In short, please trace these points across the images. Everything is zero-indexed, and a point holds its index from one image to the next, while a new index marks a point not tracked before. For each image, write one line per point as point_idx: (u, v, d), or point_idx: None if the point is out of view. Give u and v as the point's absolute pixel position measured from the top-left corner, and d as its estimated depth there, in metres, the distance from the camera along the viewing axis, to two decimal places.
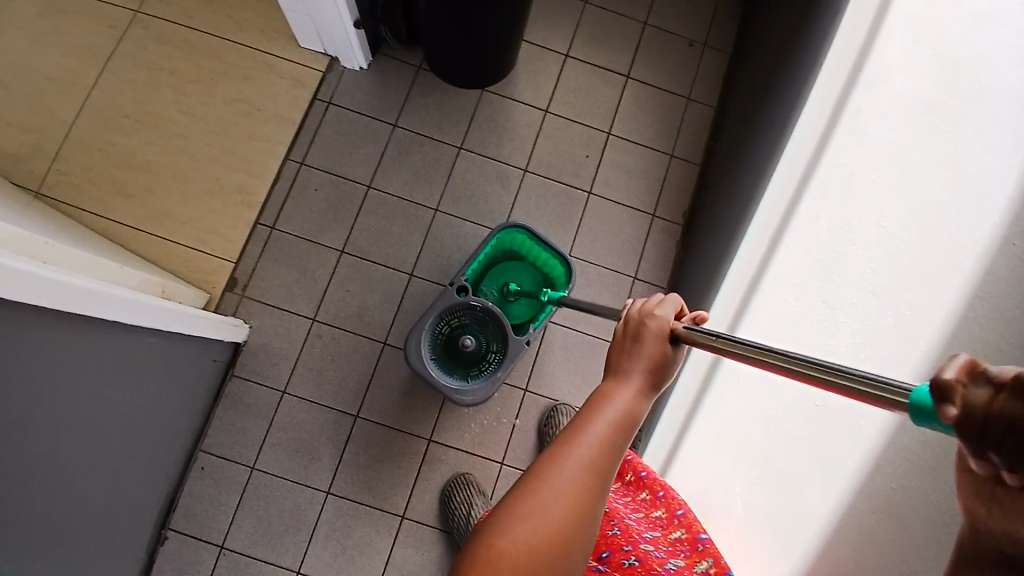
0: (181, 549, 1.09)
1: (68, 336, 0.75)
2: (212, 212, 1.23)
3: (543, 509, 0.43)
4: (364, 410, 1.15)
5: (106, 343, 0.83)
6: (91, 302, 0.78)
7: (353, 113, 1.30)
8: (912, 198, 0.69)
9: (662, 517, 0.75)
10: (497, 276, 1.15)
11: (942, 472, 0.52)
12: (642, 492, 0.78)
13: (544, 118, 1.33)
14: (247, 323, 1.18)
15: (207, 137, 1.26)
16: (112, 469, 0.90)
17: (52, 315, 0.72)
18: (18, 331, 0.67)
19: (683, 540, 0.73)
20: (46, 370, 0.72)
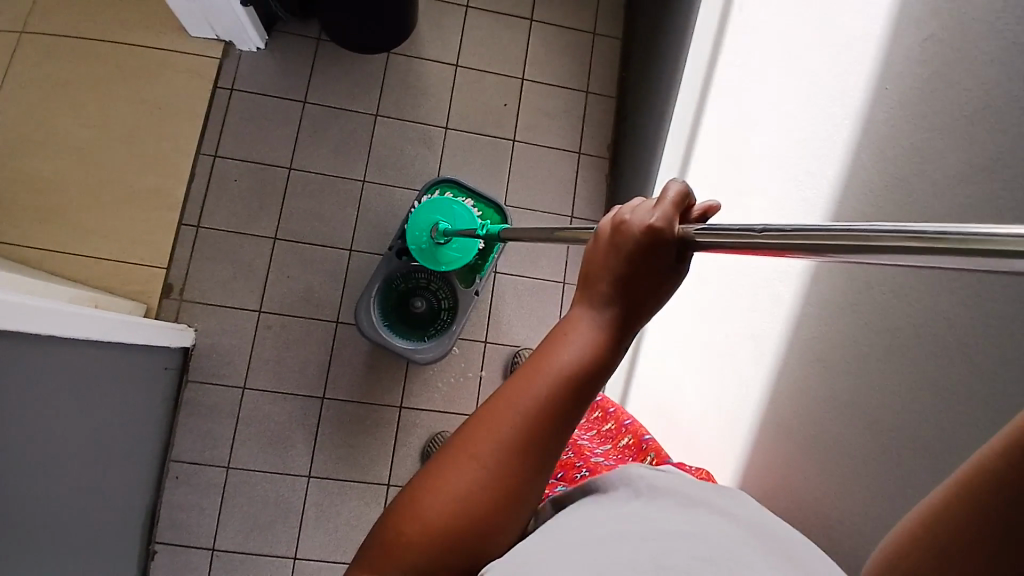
0: (171, 560, 1.08)
1: (8, 359, 0.73)
2: (131, 222, 1.18)
3: (474, 465, 0.44)
4: (330, 390, 1.16)
5: (49, 361, 0.80)
6: (23, 317, 0.76)
7: (259, 97, 1.26)
8: (795, 74, 0.72)
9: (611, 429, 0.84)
10: (425, 217, 1.06)
11: (856, 309, 0.56)
12: (596, 416, 0.88)
13: (456, 73, 1.32)
14: (192, 326, 1.15)
15: (111, 146, 1.20)
16: (79, 490, 0.89)
17: None
18: None
19: (631, 447, 0.80)
20: None
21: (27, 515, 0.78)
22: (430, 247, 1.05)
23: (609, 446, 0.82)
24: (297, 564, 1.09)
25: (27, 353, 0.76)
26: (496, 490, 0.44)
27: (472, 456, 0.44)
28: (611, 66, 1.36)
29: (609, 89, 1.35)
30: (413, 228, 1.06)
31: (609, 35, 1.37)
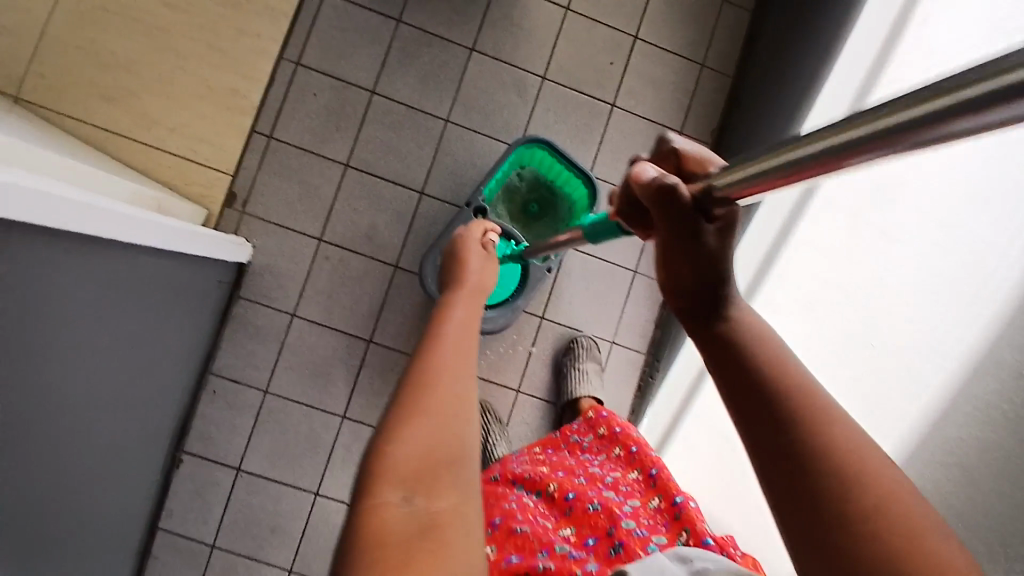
0: (197, 471, 1.09)
1: (63, 257, 0.67)
2: (205, 119, 1.11)
3: (423, 415, 0.46)
4: (377, 335, 1.12)
5: (101, 262, 0.75)
6: (81, 217, 0.69)
7: (351, 5, 1.15)
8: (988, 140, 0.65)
9: (641, 484, 0.83)
10: None
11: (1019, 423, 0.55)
12: (632, 468, 0.86)
13: (565, 17, 1.19)
14: (249, 242, 1.11)
15: (188, 30, 1.11)
16: (118, 394, 0.86)
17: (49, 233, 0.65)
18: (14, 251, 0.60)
19: (664, 511, 0.79)
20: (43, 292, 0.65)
21: (71, 416, 0.75)
22: None
23: (638, 503, 0.80)
24: (318, 499, 1.09)
25: (85, 250, 0.72)
26: (449, 430, 0.46)
27: (421, 410, 0.46)
28: (733, 40, 1.22)
29: (725, 66, 1.22)
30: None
31: (738, 4, 1.22)
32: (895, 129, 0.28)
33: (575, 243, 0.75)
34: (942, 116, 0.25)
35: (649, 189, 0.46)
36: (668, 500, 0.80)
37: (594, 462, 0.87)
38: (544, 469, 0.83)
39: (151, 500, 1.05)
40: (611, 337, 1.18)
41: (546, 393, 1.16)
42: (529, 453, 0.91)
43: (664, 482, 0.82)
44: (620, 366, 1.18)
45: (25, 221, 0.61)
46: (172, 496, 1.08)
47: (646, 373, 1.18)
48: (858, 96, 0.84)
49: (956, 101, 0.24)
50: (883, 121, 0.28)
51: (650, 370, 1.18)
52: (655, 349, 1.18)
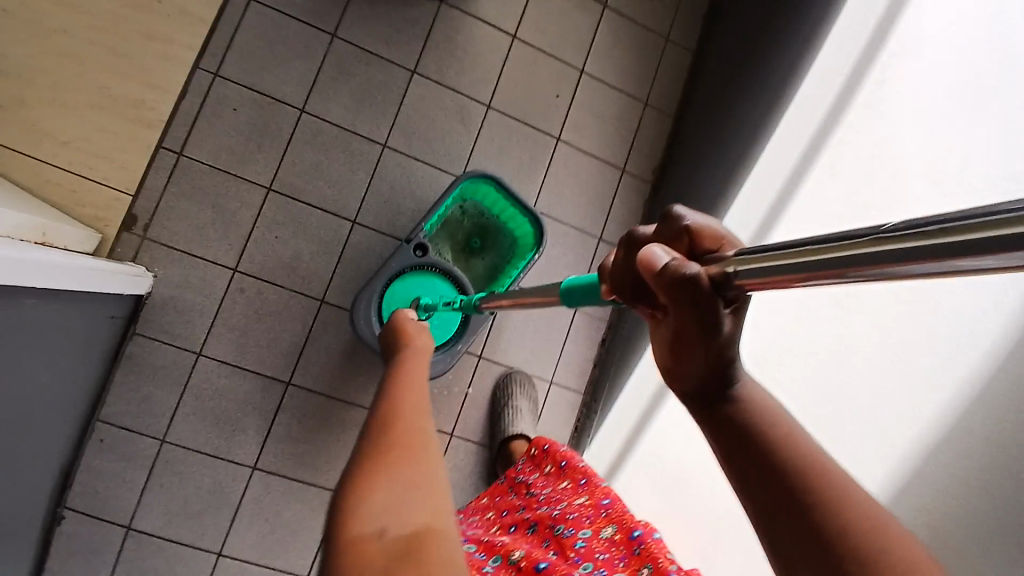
0: (79, 534, 0.94)
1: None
2: (101, 130, 0.98)
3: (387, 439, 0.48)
4: (297, 376, 1.01)
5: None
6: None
7: (280, 15, 1.05)
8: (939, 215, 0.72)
9: (590, 511, 0.73)
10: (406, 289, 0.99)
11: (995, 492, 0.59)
12: (580, 496, 0.76)
13: (511, 45, 1.15)
14: (150, 271, 0.98)
15: (85, 29, 0.97)
16: None
17: None
18: None
19: (620, 544, 0.69)
20: None
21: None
22: None
23: (589, 533, 0.70)
24: (223, 562, 0.97)
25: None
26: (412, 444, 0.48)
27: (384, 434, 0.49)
28: (677, 80, 1.22)
29: (669, 105, 1.22)
30: (390, 303, 0.99)
31: (682, 44, 1.22)
32: (888, 256, 0.24)
33: (552, 305, 0.63)
34: (953, 251, 0.22)
35: (664, 277, 0.34)
36: (626, 531, 0.70)
37: (540, 498, 0.78)
38: (491, 526, 0.75)
39: (20, 574, 0.89)
40: (550, 376, 1.12)
41: (482, 439, 1.09)
42: (475, 506, 0.81)
43: (622, 513, 0.72)
44: (559, 409, 1.13)
45: None
46: (41, 566, 0.92)
47: (582, 414, 1.14)
48: (809, 150, 0.85)
49: (950, 244, 0.22)
50: (887, 244, 0.25)
51: (586, 411, 1.14)
52: (593, 390, 1.14)
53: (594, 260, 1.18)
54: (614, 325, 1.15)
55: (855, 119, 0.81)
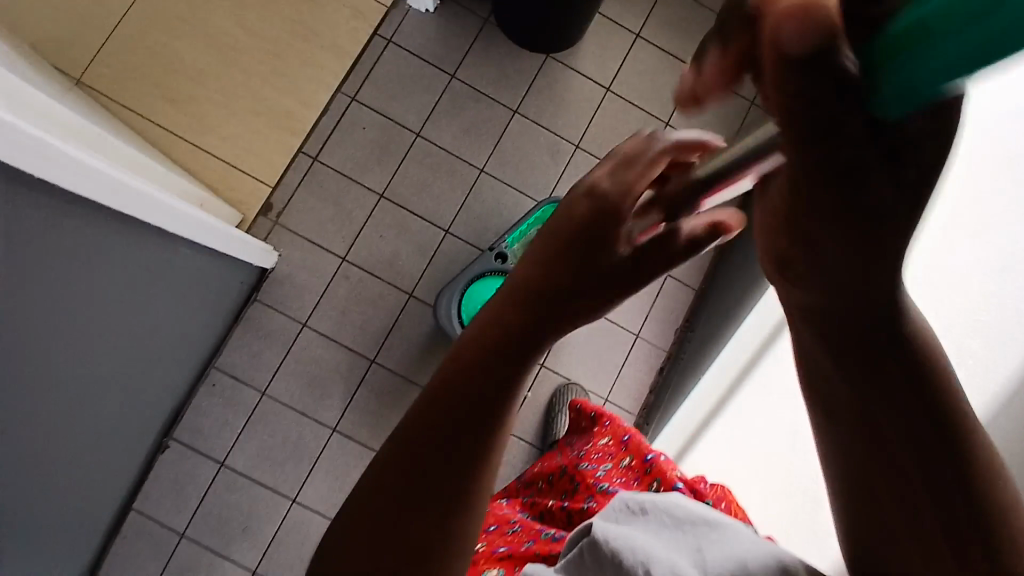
0: (182, 460, 1.11)
1: (94, 230, 0.74)
2: (256, 133, 1.20)
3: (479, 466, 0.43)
4: (380, 356, 1.16)
5: (132, 240, 0.81)
6: (121, 196, 0.76)
7: (412, 56, 1.26)
8: None
9: (610, 446, 0.77)
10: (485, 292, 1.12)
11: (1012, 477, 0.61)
12: (602, 434, 0.80)
13: (604, 95, 1.30)
14: (277, 251, 1.18)
15: (259, 54, 1.22)
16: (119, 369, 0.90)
17: (95, 206, 0.73)
18: (67, 220, 0.69)
19: (633, 467, 0.73)
20: (79, 257, 0.73)
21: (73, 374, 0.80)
22: None
23: (609, 465, 0.74)
24: (294, 509, 1.10)
25: (119, 227, 0.79)
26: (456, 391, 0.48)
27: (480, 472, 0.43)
28: None
29: None
30: (468, 304, 1.11)
31: None
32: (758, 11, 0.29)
33: None
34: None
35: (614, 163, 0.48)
36: (639, 458, 0.74)
37: (573, 447, 0.83)
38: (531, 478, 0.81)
39: (130, 481, 1.07)
40: (605, 395, 1.21)
41: (534, 441, 1.19)
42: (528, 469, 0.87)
43: (635, 444, 0.76)
44: None
45: (85, 195, 0.70)
46: (149, 481, 1.10)
47: None
48: None
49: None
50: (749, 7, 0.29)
51: None
52: (645, 416, 1.20)
53: (656, 293, 1.23)
54: (672, 355, 1.22)
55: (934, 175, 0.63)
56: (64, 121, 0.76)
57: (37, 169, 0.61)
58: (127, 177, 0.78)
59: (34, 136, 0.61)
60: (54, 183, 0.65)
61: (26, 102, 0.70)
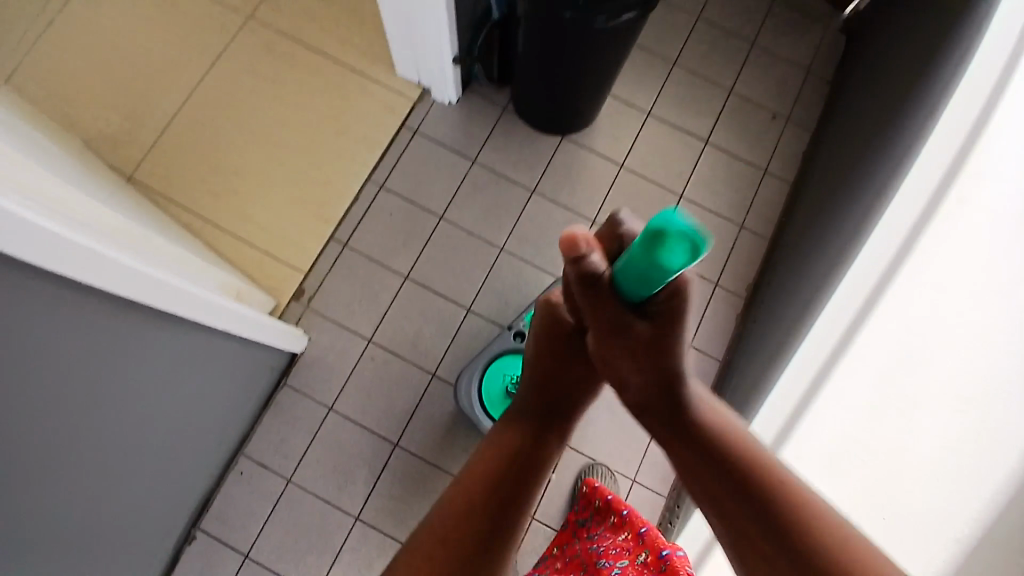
0: (204, 553, 1.09)
1: (126, 326, 0.77)
2: (291, 222, 1.26)
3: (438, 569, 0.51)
4: (405, 439, 1.15)
5: (163, 338, 0.84)
6: (161, 293, 0.80)
7: (435, 143, 1.33)
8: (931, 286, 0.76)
9: (629, 539, 0.78)
10: (503, 370, 1.12)
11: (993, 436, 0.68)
12: (624, 532, 0.80)
13: (619, 172, 1.34)
14: (306, 335, 1.20)
15: (295, 149, 1.30)
16: (149, 461, 0.91)
17: (125, 305, 0.76)
18: (96, 319, 0.72)
19: (648, 564, 0.73)
20: (108, 358, 0.76)
21: (102, 468, 0.82)
22: (500, 400, 1.11)
23: (626, 561, 0.75)
24: None
25: (154, 323, 0.82)
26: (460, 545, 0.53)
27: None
28: (775, 208, 1.34)
29: (766, 229, 1.32)
30: (488, 383, 1.11)
31: (780, 176, 1.35)
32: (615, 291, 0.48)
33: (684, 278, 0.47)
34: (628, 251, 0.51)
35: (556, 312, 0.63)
36: (653, 552, 0.74)
37: (594, 541, 0.82)
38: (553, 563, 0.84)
39: None
40: (633, 475, 1.16)
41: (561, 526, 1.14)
42: (547, 564, 0.85)
43: (651, 537, 0.76)
44: (641, 508, 1.15)
45: (118, 292, 0.73)
46: None
47: (665, 519, 1.12)
48: None
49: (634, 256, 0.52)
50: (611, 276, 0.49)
51: (669, 516, 1.11)
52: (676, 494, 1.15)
53: None
54: None
55: (950, 222, 0.77)
56: (111, 226, 0.81)
57: (70, 266, 0.64)
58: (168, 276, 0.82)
59: (72, 242, 0.64)
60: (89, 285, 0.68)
61: (62, 206, 0.73)
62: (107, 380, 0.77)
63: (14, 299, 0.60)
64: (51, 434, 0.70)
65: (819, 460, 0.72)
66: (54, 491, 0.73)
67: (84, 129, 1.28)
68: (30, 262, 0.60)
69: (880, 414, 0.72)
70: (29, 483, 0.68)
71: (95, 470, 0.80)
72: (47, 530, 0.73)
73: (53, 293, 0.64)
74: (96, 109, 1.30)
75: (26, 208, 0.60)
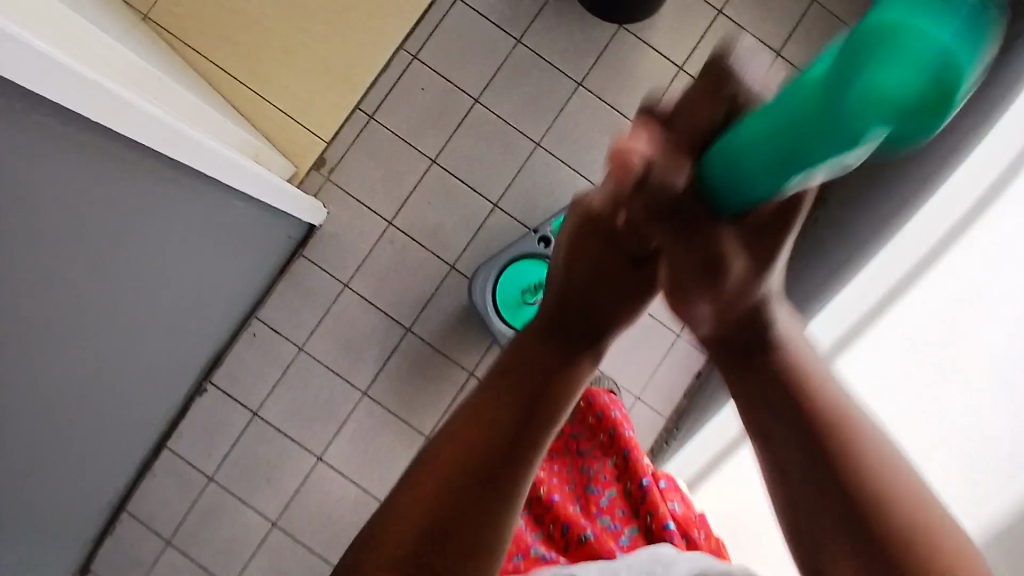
0: (217, 406, 1.13)
1: (150, 179, 0.75)
2: (315, 84, 1.18)
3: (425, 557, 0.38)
4: (416, 326, 1.15)
5: (183, 196, 0.82)
6: (179, 149, 0.76)
7: (480, 16, 1.20)
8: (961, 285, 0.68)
9: (615, 466, 0.78)
10: (520, 276, 1.09)
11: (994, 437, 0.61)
12: (611, 457, 0.79)
13: (675, 74, 1.22)
14: (325, 208, 1.16)
15: (324, 1, 1.18)
16: (160, 312, 0.91)
17: (147, 154, 0.72)
18: (117, 170, 0.69)
19: (634, 494, 0.76)
20: (128, 202, 0.73)
21: (119, 312, 0.82)
22: (515, 305, 1.08)
23: (614, 491, 0.77)
24: (320, 465, 1.12)
25: (174, 182, 0.79)
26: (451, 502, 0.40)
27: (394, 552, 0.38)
28: None
29: None
30: (505, 285, 1.09)
31: None
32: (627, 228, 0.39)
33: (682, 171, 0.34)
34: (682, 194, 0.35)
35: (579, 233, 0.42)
36: (636, 481, 0.76)
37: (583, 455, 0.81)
38: None
39: (165, 420, 1.10)
40: (637, 393, 1.17)
41: None
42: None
43: (635, 463, 0.77)
44: (640, 424, 1.17)
45: (137, 140, 0.69)
46: (184, 422, 1.12)
47: (663, 438, 1.16)
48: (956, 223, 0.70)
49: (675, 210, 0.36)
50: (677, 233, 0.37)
51: (666, 436, 1.16)
52: (676, 418, 1.16)
53: None
54: (713, 361, 1.17)
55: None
56: (129, 68, 0.76)
57: (91, 110, 0.60)
58: (188, 130, 0.78)
59: (88, 76, 0.59)
60: (110, 129, 0.65)
61: (82, 41, 0.67)
62: (124, 228, 0.74)
63: (38, 150, 0.57)
64: (70, 270, 0.68)
65: None
66: (70, 328, 0.73)
67: None
68: (64, 105, 0.57)
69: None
70: (45, 321, 0.68)
71: (112, 313, 0.80)
72: (58, 367, 0.74)
73: (85, 144, 0.62)
74: None
75: (42, 37, 0.54)
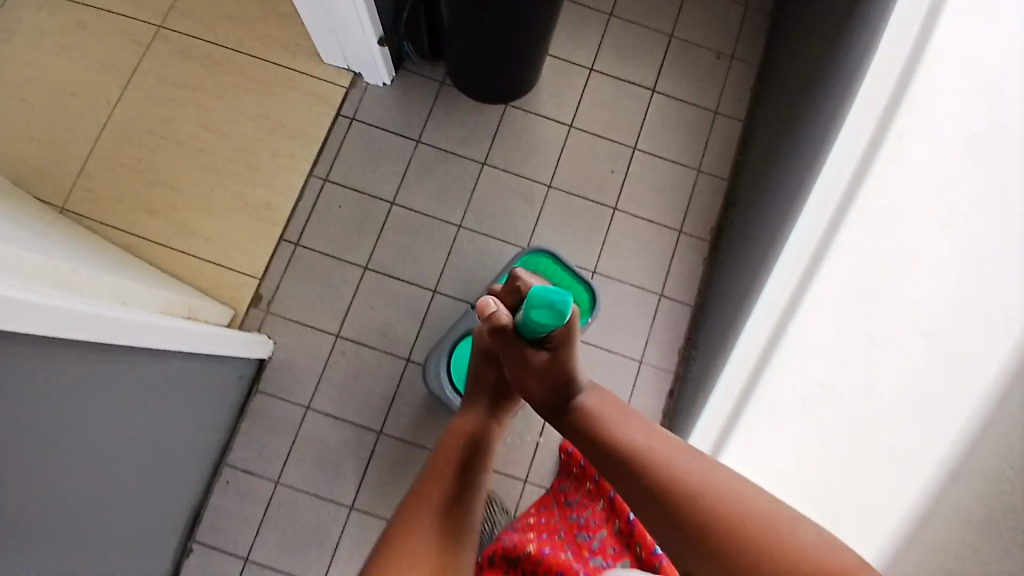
0: (208, 563, 1.11)
1: (85, 368, 0.77)
2: (235, 228, 1.24)
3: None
4: (386, 427, 1.17)
5: (121, 372, 0.84)
6: (105, 332, 0.79)
7: (377, 129, 1.30)
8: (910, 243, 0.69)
9: (603, 509, 0.82)
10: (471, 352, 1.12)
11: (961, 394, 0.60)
12: (599, 500, 0.83)
13: (567, 133, 1.32)
14: (271, 339, 1.20)
15: (231, 153, 1.27)
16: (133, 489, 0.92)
17: (76, 346, 0.75)
18: (52, 368, 0.71)
19: (624, 534, 0.78)
20: (73, 395, 0.75)
21: (93, 501, 0.83)
22: None
23: (604, 533, 0.79)
24: None
25: (109, 362, 0.81)
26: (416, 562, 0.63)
27: None
28: (728, 149, 1.33)
29: (722, 170, 1.32)
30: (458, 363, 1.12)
31: (729, 115, 1.34)
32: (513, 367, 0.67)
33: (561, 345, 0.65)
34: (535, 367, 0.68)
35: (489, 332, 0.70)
36: (623, 518, 0.78)
37: (572, 506, 0.85)
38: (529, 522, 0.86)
39: None
40: None
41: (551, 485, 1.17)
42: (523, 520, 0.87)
43: (620, 502, 0.80)
44: None
45: (61, 337, 0.72)
46: None
47: None
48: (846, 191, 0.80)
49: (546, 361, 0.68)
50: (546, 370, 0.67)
51: None
52: None
53: (652, 316, 1.26)
54: (680, 375, 1.23)
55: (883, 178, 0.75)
56: (42, 270, 0.79)
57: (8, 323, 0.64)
58: (109, 311, 0.81)
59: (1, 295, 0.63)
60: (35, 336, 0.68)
61: None
62: (78, 421, 0.76)
63: None
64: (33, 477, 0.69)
65: (788, 411, 0.76)
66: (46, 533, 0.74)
67: (17, 162, 1.25)
68: None
69: (839, 362, 0.71)
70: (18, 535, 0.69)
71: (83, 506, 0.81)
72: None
73: (15, 355, 0.65)
74: (24, 140, 1.26)
75: None
